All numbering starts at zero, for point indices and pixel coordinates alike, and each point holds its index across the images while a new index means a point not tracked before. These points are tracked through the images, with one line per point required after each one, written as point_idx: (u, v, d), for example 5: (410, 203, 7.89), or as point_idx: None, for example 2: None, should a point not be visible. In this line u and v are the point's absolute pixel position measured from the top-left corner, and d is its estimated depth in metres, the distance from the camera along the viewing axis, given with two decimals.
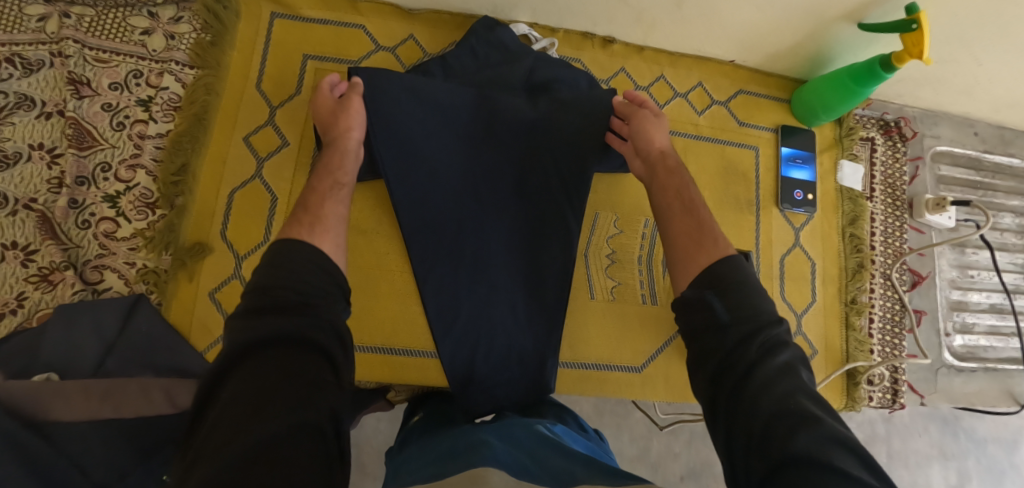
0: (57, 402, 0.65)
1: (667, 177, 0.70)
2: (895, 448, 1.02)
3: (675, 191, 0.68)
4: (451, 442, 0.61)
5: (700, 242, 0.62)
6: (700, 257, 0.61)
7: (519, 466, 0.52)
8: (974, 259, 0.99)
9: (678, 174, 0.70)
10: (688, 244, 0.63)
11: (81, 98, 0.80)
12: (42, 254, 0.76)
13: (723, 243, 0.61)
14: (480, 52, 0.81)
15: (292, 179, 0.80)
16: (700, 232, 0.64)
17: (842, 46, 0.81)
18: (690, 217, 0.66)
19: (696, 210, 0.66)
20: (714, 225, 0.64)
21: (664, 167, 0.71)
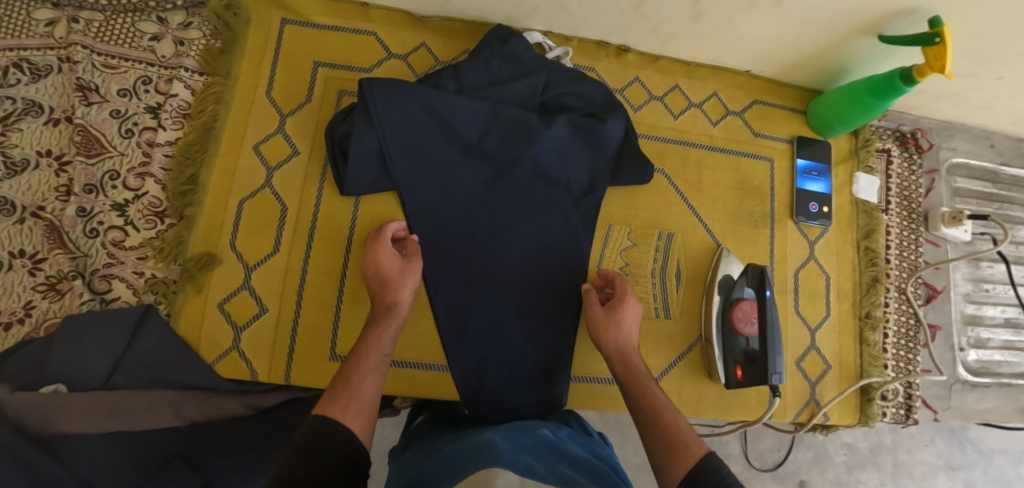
0: (64, 417, 0.65)
1: (634, 379, 0.68)
2: (901, 458, 1.03)
3: (646, 391, 0.66)
4: (452, 446, 0.60)
5: (676, 450, 0.59)
6: (677, 462, 0.57)
7: (527, 467, 0.51)
8: (989, 273, 0.98)
9: (641, 370, 0.69)
10: (658, 449, 0.60)
11: (89, 105, 0.79)
12: (51, 263, 0.75)
13: (696, 446, 0.59)
14: (494, 65, 0.78)
15: (302, 189, 0.79)
16: (676, 433, 0.61)
17: (860, 59, 0.80)
18: (662, 420, 0.63)
19: (665, 410, 0.64)
20: (690, 433, 0.60)
21: (627, 362, 0.70)
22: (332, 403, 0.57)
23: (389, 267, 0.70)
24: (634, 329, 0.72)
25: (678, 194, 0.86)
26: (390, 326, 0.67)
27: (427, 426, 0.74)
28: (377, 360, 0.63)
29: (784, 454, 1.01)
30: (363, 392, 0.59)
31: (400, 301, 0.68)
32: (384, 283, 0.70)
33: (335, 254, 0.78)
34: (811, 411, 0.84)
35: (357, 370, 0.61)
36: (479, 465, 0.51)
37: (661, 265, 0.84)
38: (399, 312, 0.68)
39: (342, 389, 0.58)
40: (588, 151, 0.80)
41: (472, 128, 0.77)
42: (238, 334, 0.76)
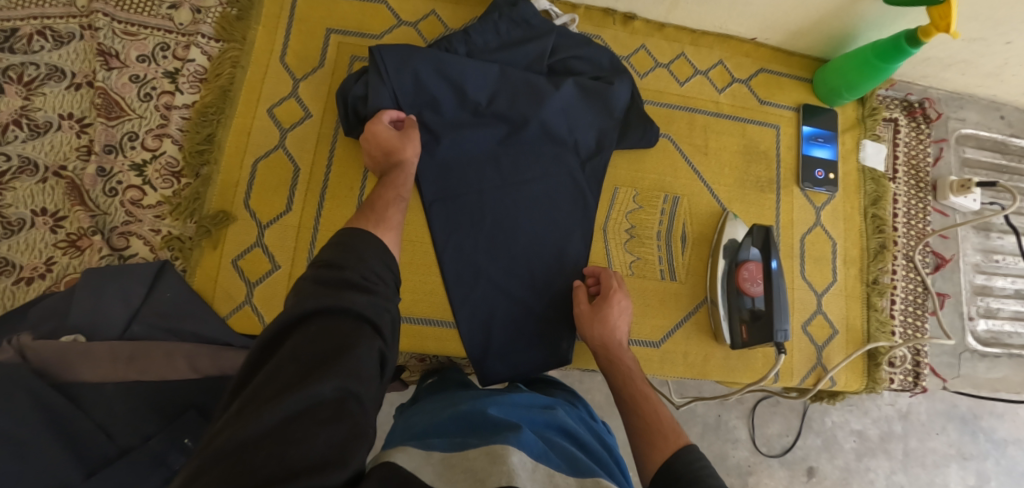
0: (84, 364, 0.67)
1: (618, 372, 0.68)
2: (911, 447, 0.97)
3: (626, 381, 0.67)
4: (462, 411, 0.56)
5: (653, 439, 0.57)
6: (652, 451, 0.56)
7: (539, 452, 0.48)
8: (999, 244, 0.97)
9: (627, 364, 0.69)
10: (637, 438, 0.59)
11: (110, 70, 0.81)
12: (71, 220, 0.78)
13: (676, 437, 0.57)
14: (503, 29, 0.79)
15: (315, 149, 0.81)
16: (654, 422, 0.60)
17: (867, 23, 0.81)
18: (642, 410, 0.62)
19: (645, 400, 0.63)
20: (672, 422, 0.59)
21: (611, 356, 0.70)
22: (361, 219, 0.62)
23: (388, 138, 0.72)
24: (623, 326, 0.73)
25: (684, 158, 0.87)
26: (404, 176, 0.71)
27: (437, 385, 0.73)
28: (396, 196, 0.68)
29: (793, 441, 0.97)
30: (389, 219, 0.63)
31: (407, 160, 0.71)
32: (387, 152, 0.71)
33: (346, 212, 0.80)
34: (817, 375, 0.85)
35: (380, 200, 0.66)
36: (496, 441, 0.47)
37: (667, 228, 0.85)
38: (407, 169, 0.71)
39: (372, 214, 0.63)
40: (593, 112, 0.81)
41: (480, 91, 0.77)
42: (250, 289, 0.78)
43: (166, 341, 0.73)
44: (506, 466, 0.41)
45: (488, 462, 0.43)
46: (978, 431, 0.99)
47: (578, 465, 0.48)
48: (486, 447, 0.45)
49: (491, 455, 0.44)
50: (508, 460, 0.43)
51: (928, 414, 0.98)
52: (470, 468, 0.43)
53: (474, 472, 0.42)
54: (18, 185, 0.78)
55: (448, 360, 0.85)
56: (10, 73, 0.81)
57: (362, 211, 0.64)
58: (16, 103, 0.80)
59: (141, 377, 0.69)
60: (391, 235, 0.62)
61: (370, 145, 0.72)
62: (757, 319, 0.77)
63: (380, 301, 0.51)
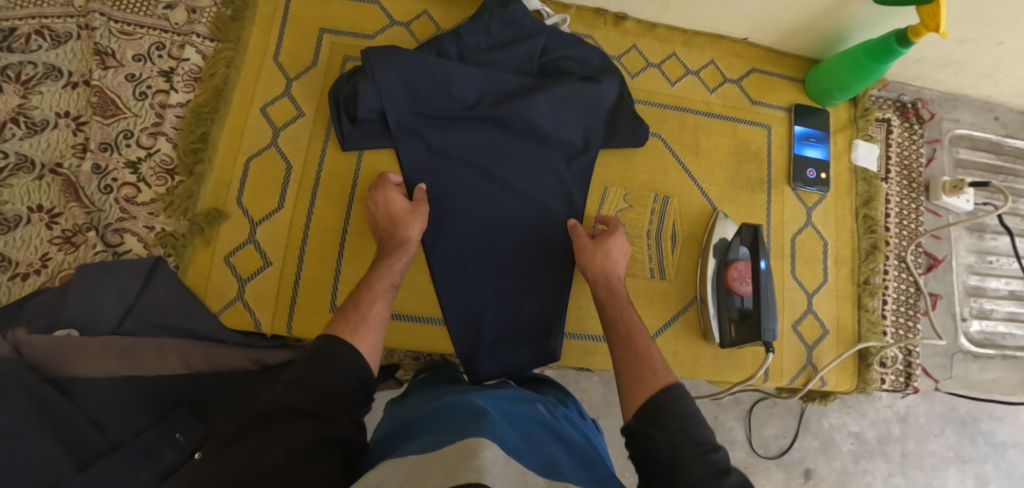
0: (77, 359, 0.68)
1: (615, 305, 0.69)
2: (909, 450, 0.97)
3: (621, 314, 0.68)
4: (443, 403, 0.57)
5: (641, 372, 0.59)
6: (641, 384, 0.57)
7: (513, 447, 0.48)
8: (993, 245, 0.97)
9: (623, 298, 0.70)
10: (627, 374, 0.60)
11: (106, 69, 0.82)
12: (67, 217, 0.79)
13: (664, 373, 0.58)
14: (494, 29, 0.80)
15: (307, 148, 0.81)
16: (646, 358, 0.61)
17: (858, 24, 0.81)
18: (636, 344, 0.63)
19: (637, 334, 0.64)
20: (661, 359, 0.60)
21: (610, 289, 0.71)
22: (342, 325, 0.60)
23: (400, 209, 0.74)
24: (621, 265, 0.74)
25: (676, 158, 0.87)
26: (401, 256, 0.71)
27: (429, 380, 0.74)
28: (385, 288, 0.67)
29: (789, 442, 0.97)
30: (370, 317, 0.62)
31: (411, 237, 0.72)
32: (393, 222, 0.73)
33: (338, 211, 0.80)
34: (807, 375, 0.85)
35: (368, 293, 0.65)
36: (470, 437, 0.47)
37: (657, 227, 0.85)
38: (408, 248, 0.72)
39: (353, 315, 0.62)
40: (582, 112, 0.81)
41: (469, 90, 0.78)
42: (242, 285, 0.78)
43: (159, 337, 0.74)
44: (477, 461, 0.42)
45: (462, 459, 0.43)
46: (977, 434, 0.98)
47: (550, 468, 0.49)
48: (459, 443, 0.45)
49: (464, 451, 0.44)
50: (480, 455, 0.43)
51: (927, 416, 0.97)
52: (443, 464, 0.43)
53: (445, 466, 0.42)
54: (15, 182, 0.79)
55: (439, 357, 0.86)
56: (8, 72, 0.82)
57: (345, 310, 0.63)
58: (14, 102, 0.82)
59: (133, 372, 0.70)
60: (371, 338, 0.60)
61: (378, 221, 0.74)
62: (745, 320, 0.77)
63: (350, 354, 0.55)
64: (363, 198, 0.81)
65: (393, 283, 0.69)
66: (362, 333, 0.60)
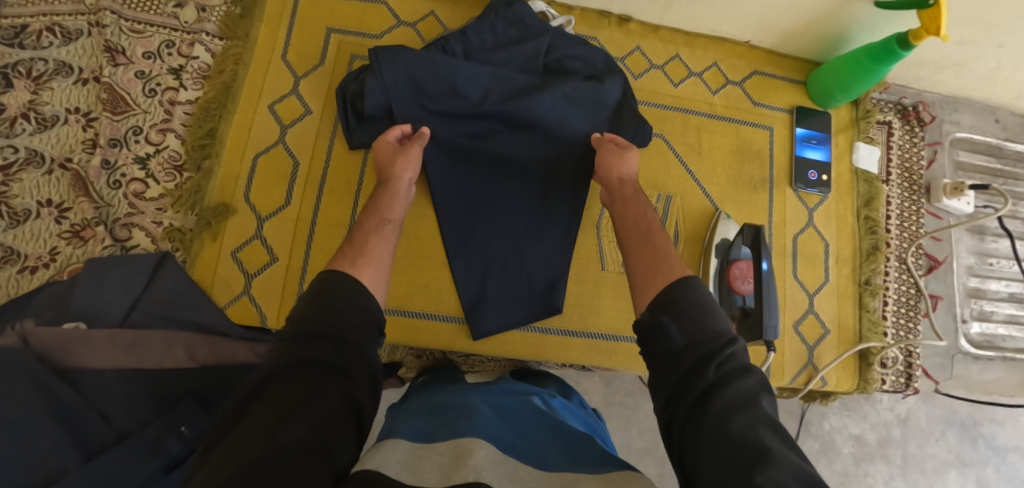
0: (85, 351, 0.69)
1: (633, 208, 0.71)
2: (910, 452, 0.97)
3: (641, 212, 0.70)
4: (441, 403, 0.60)
5: (658, 265, 0.61)
6: (655, 279, 0.59)
7: (506, 445, 0.51)
8: (993, 247, 0.97)
9: (642, 201, 0.72)
10: (643, 269, 0.62)
11: (116, 66, 0.84)
12: (75, 211, 0.80)
13: (679, 267, 0.60)
14: (499, 28, 0.81)
15: (314, 145, 0.82)
16: (664, 254, 0.62)
17: (859, 26, 0.82)
18: (653, 244, 0.64)
19: (653, 235, 0.66)
20: (671, 253, 0.62)
21: (631, 198, 0.72)
22: (342, 260, 0.61)
23: (390, 151, 0.76)
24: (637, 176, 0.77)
25: (678, 159, 0.88)
26: (396, 196, 0.73)
27: (429, 381, 0.75)
28: (380, 222, 0.69)
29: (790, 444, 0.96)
30: (368, 252, 0.63)
31: (402, 175, 0.74)
32: (385, 166, 0.75)
33: (344, 208, 0.81)
34: (808, 374, 0.86)
35: (364, 230, 0.67)
36: (462, 435, 0.49)
37: (660, 227, 0.86)
38: (401, 184, 0.74)
39: (359, 255, 0.63)
40: (586, 111, 0.81)
41: (474, 89, 0.79)
42: (249, 280, 0.79)
43: (166, 331, 0.75)
44: (470, 460, 0.44)
45: (456, 459, 0.44)
46: (978, 437, 0.98)
47: (543, 457, 0.50)
48: (453, 442, 0.48)
49: (459, 451, 0.46)
50: (473, 454, 0.45)
51: (927, 419, 0.97)
52: (438, 463, 0.44)
53: (442, 465, 0.44)
54: (25, 176, 0.80)
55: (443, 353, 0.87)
56: (19, 68, 0.83)
57: (342, 248, 0.64)
58: (25, 97, 0.83)
59: (140, 365, 0.70)
60: (368, 270, 0.61)
61: (376, 162, 0.76)
62: (745, 318, 0.79)
63: (360, 306, 0.54)
64: (368, 195, 0.82)
65: (392, 220, 0.71)
66: (360, 265, 0.61)
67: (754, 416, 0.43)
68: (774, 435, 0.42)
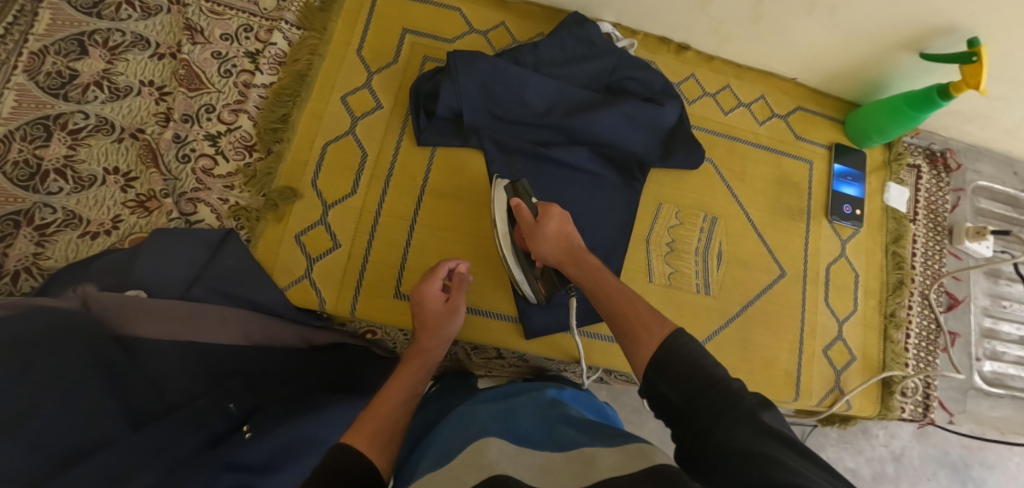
0: (142, 319, 0.69)
1: (590, 278, 0.67)
2: None
3: (602, 280, 0.66)
4: (451, 421, 0.63)
5: (637, 334, 0.56)
6: (640, 342, 0.56)
7: (518, 438, 0.53)
8: (1007, 290, 1.03)
9: (596, 268, 0.68)
10: (625, 340, 0.58)
11: (194, 44, 0.86)
12: (142, 181, 0.81)
13: (664, 322, 0.56)
14: (569, 46, 0.86)
15: (382, 139, 0.84)
16: (635, 317, 0.59)
17: (900, 74, 0.88)
18: (616, 308, 0.62)
19: (626, 293, 0.63)
20: (651, 310, 0.59)
21: (575, 259, 0.70)
22: (357, 425, 0.56)
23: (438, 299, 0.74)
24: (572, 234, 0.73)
25: (724, 183, 0.93)
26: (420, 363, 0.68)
27: (445, 388, 0.80)
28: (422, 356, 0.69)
29: None
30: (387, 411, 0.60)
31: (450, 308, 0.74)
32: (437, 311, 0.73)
33: (407, 201, 0.83)
34: (834, 397, 0.90)
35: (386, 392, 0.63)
36: (473, 443, 0.52)
37: (705, 245, 0.90)
38: (441, 326, 0.72)
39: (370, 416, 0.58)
40: (644, 131, 0.86)
41: (543, 100, 0.83)
42: (310, 264, 0.81)
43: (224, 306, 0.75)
44: (483, 459, 0.47)
45: (471, 460, 0.48)
46: (967, 480, 1.02)
47: (560, 439, 0.53)
48: (465, 450, 0.51)
49: (472, 455, 0.49)
50: (485, 454, 0.49)
51: (920, 458, 1.01)
52: (454, 470, 0.48)
53: (456, 474, 0.47)
54: (93, 142, 0.81)
55: (467, 353, 0.88)
56: (96, 37, 0.85)
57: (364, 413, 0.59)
58: (99, 66, 0.84)
59: (195, 338, 0.71)
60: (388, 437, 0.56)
61: (417, 308, 0.74)
62: (550, 274, 0.78)
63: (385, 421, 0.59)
64: (431, 191, 0.84)
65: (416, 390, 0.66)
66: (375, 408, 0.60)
67: (759, 427, 0.43)
68: (789, 446, 0.40)
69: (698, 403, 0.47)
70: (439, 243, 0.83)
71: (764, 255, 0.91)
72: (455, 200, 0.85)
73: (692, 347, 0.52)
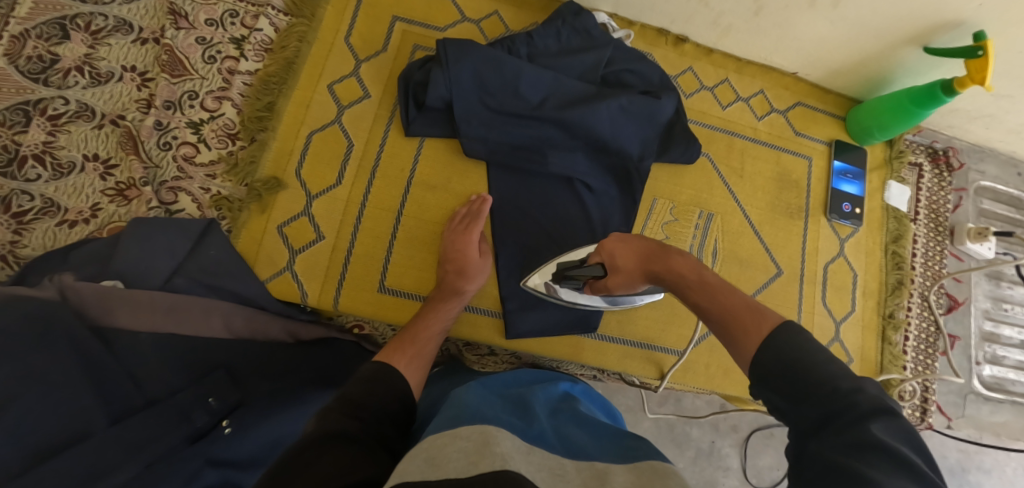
0: (122, 310, 0.67)
1: (674, 280, 0.63)
2: None
3: (690, 280, 0.61)
4: (462, 390, 0.62)
5: (735, 329, 0.53)
6: (741, 344, 0.51)
7: (534, 435, 0.52)
8: (1009, 293, 1.01)
9: (682, 269, 0.63)
10: (723, 334, 0.55)
11: (178, 29, 0.84)
12: (122, 169, 0.79)
13: (763, 317, 0.51)
14: (565, 35, 0.83)
15: (370, 129, 0.82)
16: (733, 317, 0.54)
17: (904, 70, 0.85)
18: (712, 308, 0.57)
19: (722, 287, 0.59)
20: (753, 307, 0.53)
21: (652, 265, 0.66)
22: (397, 354, 0.64)
23: (473, 239, 0.77)
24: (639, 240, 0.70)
25: (721, 179, 0.90)
26: (452, 304, 0.74)
27: (447, 370, 0.78)
28: (455, 294, 0.74)
29: (781, 475, 1.04)
30: (421, 352, 0.66)
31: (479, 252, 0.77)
32: (469, 250, 0.76)
33: (395, 193, 0.81)
34: None
35: (422, 331, 0.69)
36: (488, 424, 0.51)
37: (700, 242, 0.88)
38: (474, 269, 0.76)
39: (410, 346, 0.66)
40: (640, 124, 0.83)
41: (537, 91, 0.80)
42: (293, 256, 0.79)
43: (206, 298, 0.73)
44: (495, 446, 0.45)
45: (481, 446, 0.45)
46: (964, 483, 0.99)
47: (571, 446, 0.52)
48: (477, 428, 0.49)
49: (484, 437, 0.47)
50: (498, 442, 0.47)
51: None
52: (462, 449, 0.45)
53: (467, 451, 0.44)
54: (73, 129, 0.79)
55: (458, 348, 0.87)
56: (78, 21, 0.83)
57: (402, 342, 0.67)
58: (81, 50, 0.82)
59: (176, 330, 0.69)
60: (419, 372, 0.64)
61: (451, 244, 0.77)
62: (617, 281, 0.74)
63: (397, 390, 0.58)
64: (421, 183, 0.82)
65: (444, 329, 0.72)
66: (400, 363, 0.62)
67: (864, 438, 0.37)
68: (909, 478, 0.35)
69: (801, 401, 0.43)
70: (427, 237, 0.81)
71: (761, 254, 0.89)
72: (446, 193, 0.83)
73: (805, 347, 0.45)
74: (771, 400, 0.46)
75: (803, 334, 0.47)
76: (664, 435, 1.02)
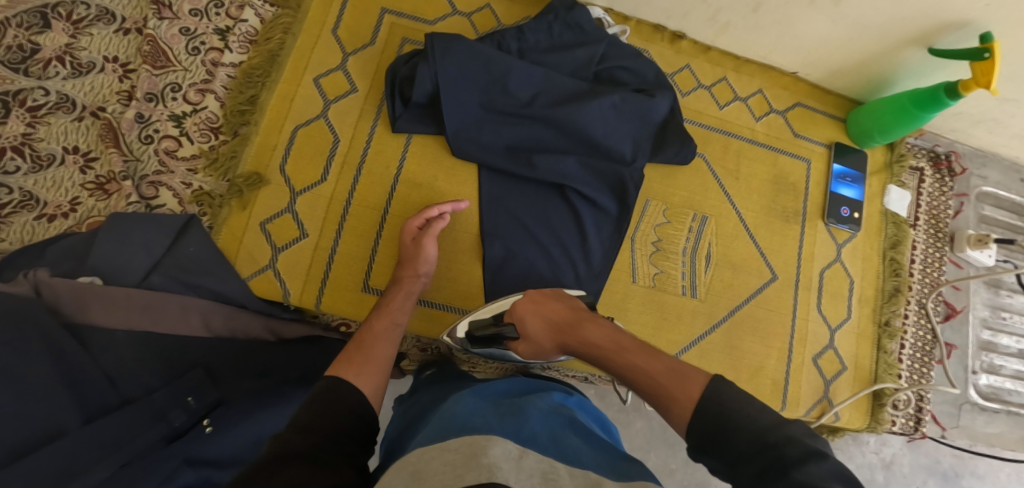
0: (97, 307, 0.65)
1: (592, 351, 0.61)
2: None
3: (603, 351, 0.60)
4: (450, 401, 0.59)
5: (666, 402, 0.50)
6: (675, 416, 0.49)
7: (527, 444, 0.50)
8: (1008, 302, 0.99)
9: (592, 339, 0.61)
10: (650, 403, 0.53)
11: (161, 19, 0.82)
12: (102, 163, 0.77)
13: (684, 390, 0.49)
14: (556, 30, 0.81)
15: (355, 124, 0.80)
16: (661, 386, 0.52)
17: (907, 71, 0.83)
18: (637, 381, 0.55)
19: (640, 350, 0.57)
20: (679, 377, 0.51)
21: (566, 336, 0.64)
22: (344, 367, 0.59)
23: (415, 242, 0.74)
24: (551, 303, 0.68)
25: (716, 180, 0.88)
26: (401, 303, 0.71)
27: (438, 376, 0.77)
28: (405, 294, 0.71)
29: None
30: (372, 358, 0.62)
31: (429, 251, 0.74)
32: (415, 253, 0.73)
33: (380, 191, 0.80)
34: (822, 408, 0.86)
35: (370, 337, 0.65)
36: (478, 434, 0.49)
37: (693, 246, 0.86)
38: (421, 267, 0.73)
39: (358, 355, 0.62)
40: (633, 124, 0.81)
41: (526, 88, 0.78)
42: (275, 254, 0.77)
43: (184, 296, 0.71)
44: (484, 456, 0.43)
45: (470, 457, 0.43)
46: None
47: (565, 451, 0.51)
48: (467, 439, 0.47)
49: (473, 448, 0.45)
50: (489, 452, 0.45)
51: (911, 466, 0.97)
52: (451, 462, 0.43)
53: (454, 466, 0.42)
54: (53, 121, 0.77)
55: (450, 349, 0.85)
56: (59, 9, 0.81)
57: (348, 352, 0.62)
58: (62, 40, 0.80)
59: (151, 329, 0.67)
60: (374, 380, 0.59)
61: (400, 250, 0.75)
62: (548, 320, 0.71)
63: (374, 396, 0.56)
64: (407, 181, 0.80)
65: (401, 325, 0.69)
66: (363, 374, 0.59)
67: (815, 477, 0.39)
68: None
69: (738, 464, 0.43)
70: None
71: (755, 258, 0.87)
72: (433, 190, 0.81)
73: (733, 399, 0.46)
74: (711, 465, 0.45)
75: (722, 384, 0.48)
76: (657, 437, 1.01)
